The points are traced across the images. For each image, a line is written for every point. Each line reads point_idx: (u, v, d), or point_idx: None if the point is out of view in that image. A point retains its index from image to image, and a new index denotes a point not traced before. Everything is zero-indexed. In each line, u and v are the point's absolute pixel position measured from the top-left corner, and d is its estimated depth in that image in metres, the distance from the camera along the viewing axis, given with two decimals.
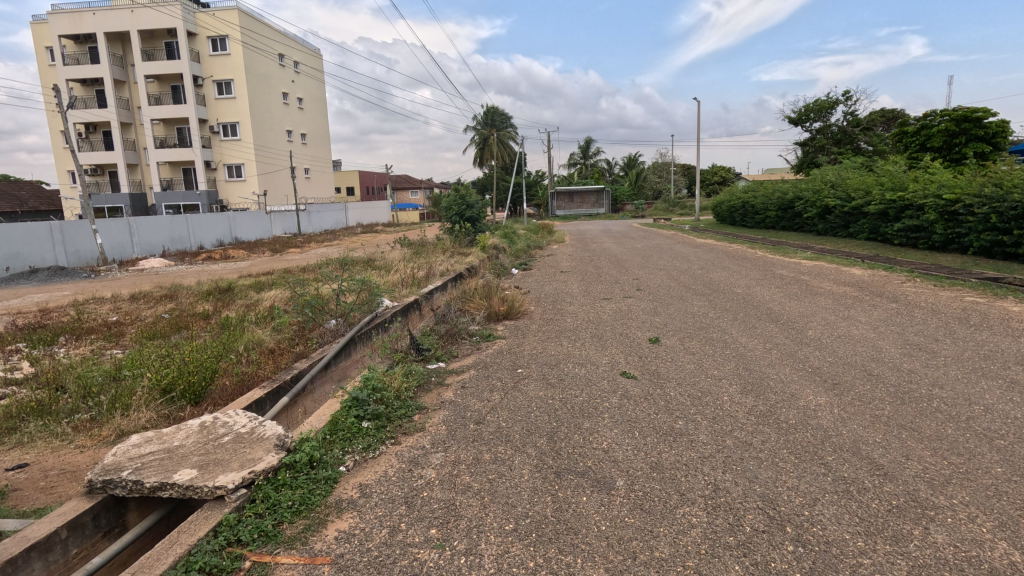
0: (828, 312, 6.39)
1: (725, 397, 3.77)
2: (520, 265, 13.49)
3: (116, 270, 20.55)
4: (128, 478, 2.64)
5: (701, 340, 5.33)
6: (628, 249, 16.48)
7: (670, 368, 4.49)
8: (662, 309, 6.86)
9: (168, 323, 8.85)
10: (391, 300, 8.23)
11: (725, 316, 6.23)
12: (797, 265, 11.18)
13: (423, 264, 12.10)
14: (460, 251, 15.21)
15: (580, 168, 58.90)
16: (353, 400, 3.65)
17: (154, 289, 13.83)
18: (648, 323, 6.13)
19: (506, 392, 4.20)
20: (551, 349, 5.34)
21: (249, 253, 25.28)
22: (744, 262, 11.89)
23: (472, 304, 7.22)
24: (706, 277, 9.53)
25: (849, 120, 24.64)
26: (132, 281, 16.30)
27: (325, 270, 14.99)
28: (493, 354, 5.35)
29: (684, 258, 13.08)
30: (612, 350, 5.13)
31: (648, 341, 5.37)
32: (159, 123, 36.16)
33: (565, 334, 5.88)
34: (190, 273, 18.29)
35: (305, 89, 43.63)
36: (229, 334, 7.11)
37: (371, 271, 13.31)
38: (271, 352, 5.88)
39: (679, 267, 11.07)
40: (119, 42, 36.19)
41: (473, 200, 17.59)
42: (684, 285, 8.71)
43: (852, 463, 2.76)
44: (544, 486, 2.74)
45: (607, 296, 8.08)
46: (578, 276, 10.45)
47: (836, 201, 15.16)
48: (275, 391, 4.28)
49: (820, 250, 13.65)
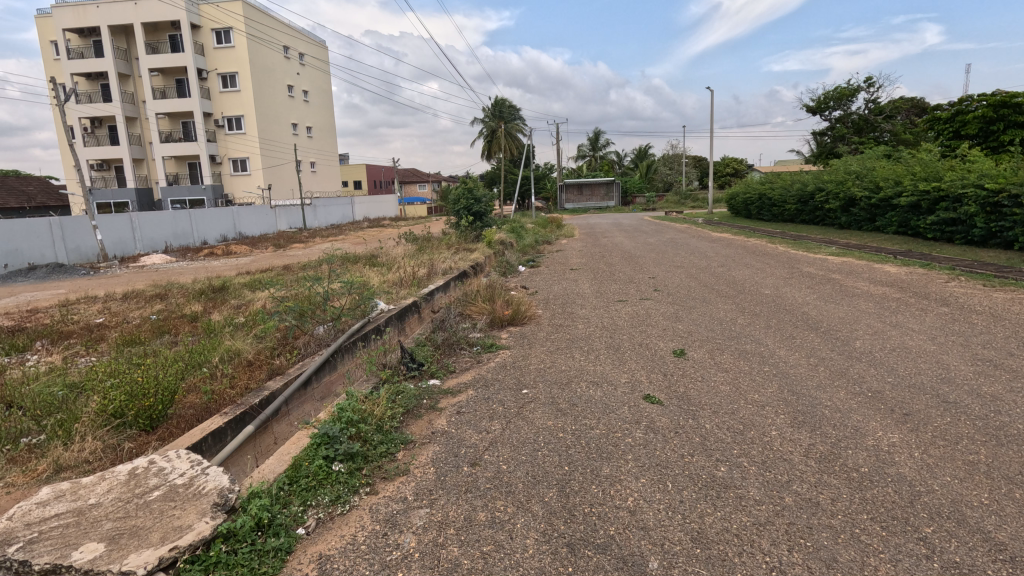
0: (872, 317, 5.70)
1: (772, 432, 3.11)
2: (528, 262, 12.85)
3: (115, 266, 20.11)
4: (13, 558, 2.01)
5: (733, 353, 4.66)
6: (641, 244, 15.77)
7: (700, 391, 3.83)
8: (684, 314, 6.20)
9: (153, 327, 8.30)
10: (388, 302, 7.63)
11: (757, 323, 5.57)
12: (824, 261, 10.43)
13: (426, 261, 11.53)
14: (465, 247, 14.58)
15: (590, 160, 57.98)
16: (323, 437, 3.02)
17: (149, 288, 13.35)
18: (670, 331, 5.48)
19: (508, 420, 3.57)
20: (561, 363, 4.70)
21: (252, 249, 24.81)
22: (767, 258, 11.14)
23: (474, 308, 6.57)
24: (728, 275, 8.85)
25: (871, 108, 23.66)
26: (128, 280, 15.84)
27: (325, 267, 14.44)
28: (495, 368, 4.70)
29: (701, 253, 12.37)
30: (631, 365, 4.47)
31: (672, 354, 4.72)
32: (163, 117, 35.74)
33: (577, 344, 5.23)
34: (190, 270, 17.83)
35: (310, 81, 43.02)
36: (212, 342, 6.50)
37: (372, 269, 12.71)
38: (250, 366, 5.28)
39: (697, 265, 10.39)
40: (122, 35, 35.74)
41: (480, 194, 16.90)
42: (705, 284, 8.04)
43: (962, 541, 2.08)
44: (554, 568, 2.10)
45: (622, 297, 7.42)
46: (588, 275, 9.79)
47: (863, 191, 14.33)
48: (239, 417, 3.67)
49: (845, 245, 12.90)
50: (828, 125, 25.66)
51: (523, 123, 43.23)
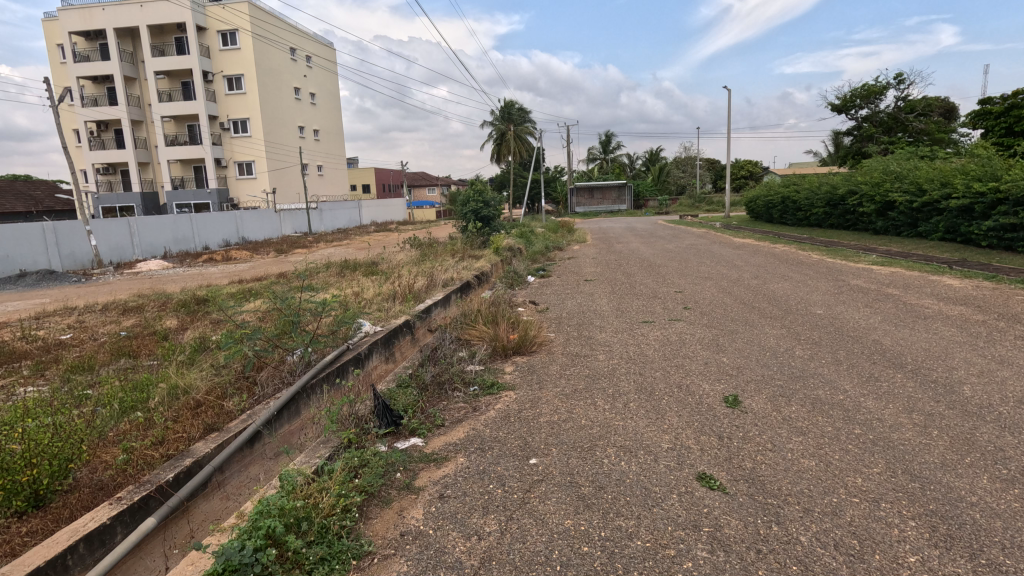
0: (965, 349, 4.57)
1: (912, 560, 2.04)
2: (537, 271, 11.83)
3: (109, 274, 19.38)
4: None
5: (802, 402, 3.60)
6: (660, 251, 14.70)
7: (779, 469, 2.75)
8: (729, 341, 5.15)
9: (116, 347, 7.33)
10: (376, 321, 6.63)
11: (820, 356, 4.50)
12: (870, 272, 9.32)
13: (426, 271, 10.54)
14: (471, 255, 13.57)
15: (601, 163, 56.87)
16: (226, 567, 2.00)
17: (133, 297, 12.48)
18: (716, 367, 4.43)
19: (509, 518, 2.52)
20: (582, 415, 3.65)
21: (254, 255, 24.02)
22: (803, 267, 10.02)
23: (473, 332, 5.54)
24: (766, 289, 7.80)
25: (901, 106, 22.41)
26: (117, 288, 15.00)
27: (321, 277, 13.51)
28: (494, 423, 3.65)
29: (728, 262, 11.28)
30: (673, 423, 3.40)
31: (724, 403, 3.67)
32: (169, 120, 35.16)
33: (600, 385, 4.18)
34: (183, 277, 16.96)
35: (318, 83, 42.35)
36: (166, 372, 5.42)
37: (368, 279, 11.71)
38: (197, 411, 4.25)
39: (727, 276, 9.32)
40: (129, 38, 35.26)
41: (489, 197, 15.93)
42: (742, 301, 6.96)
43: None
44: None
45: (648, 317, 6.38)
46: (606, 288, 8.73)
47: (903, 194, 13.17)
48: (140, 505, 2.68)
49: (886, 252, 11.78)
50: (854, 124, 24.43)
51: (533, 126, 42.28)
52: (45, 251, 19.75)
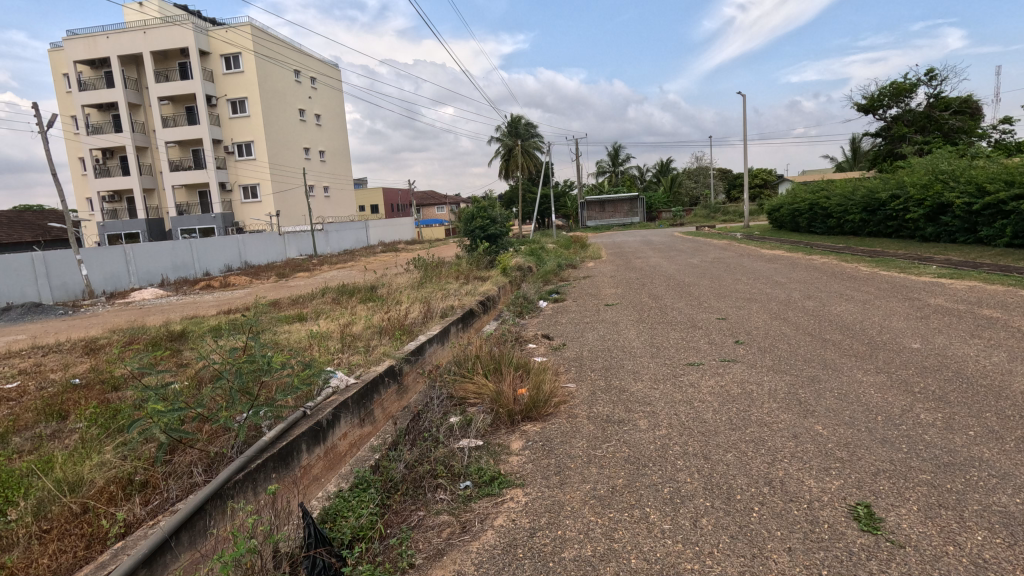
0: None
1: None
2: (551, 294, 10.54)
3: (100, 305, 18.45)
4: None
5: (992, 525, 2.22)
6: (684, 266, 13.41)
7: None
8: (814, 396, 3.79)
9: (48, 403, 6.01)
10: (354, 368, 5.37)
11: (959, 425, 3.14)
12: (943, 287, 7.93)
13: (424, 298, 9.33)
14: (477, 277, 12.30)
15: (611, 176, 55.80)
16: None
17: (108, 333, 11.31)
18: (814, 445, 3.06)
19: None
20: (633, 547, 2.31)
21: (253, 280, 23.01)
22: (860, 283, 8.67)
23: (470, 387, 4.25)
24: (828, 312, 6.48)
25: (933, 103, 21.04)
26: (101, 321, 13.97)
27: (315, 305, 12.32)
28: (491, 559, 2.35)
29: (767, 278, 9.94)
30: (785, 569, 2.07)
31: (858, 521, 2.33)
32: (174, 146, 34.66)
33: (648, 480, 2.86)
34: (176, 307, 15.99)
35: (323, 104, 41.87)
36: (73, 447, 4.08)
37: (363, 307, 10.51)
38: (68, 528, 2.93)
39: (774, 295, 8.01)
40: (133, 65, 34.97)
41: (496, 213, 14.80)
42: (807, 331, 5.60)
43: None
44: None
45: (695, 356, 5.05)
46: (632, 314, 7.44)
47: (958, 197, 11.82)
48: None
49: (947, 263, 10.35)
50: (883, 125, 23.12)
51: (541, 139, 41.32)
52: (34, 283, 18.93)
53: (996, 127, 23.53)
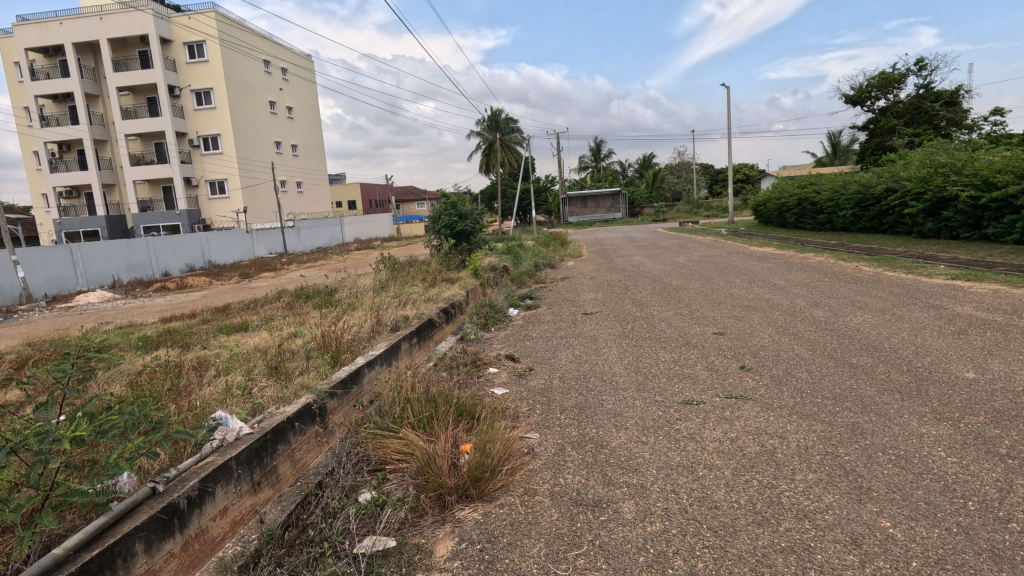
0: None
1: None
2: (525, 299, 9.44)
3: (39, 310, 16.87)
4: None
5: None
6: (669, 266, 12.40)
7: None
8: (864, 463, 2.72)
9: None
10: (258, 409, 4.15)
11: None
12: (963, 292, 7.03)
13: (378, 304, 8.16)
14: (445, 280, 11.16)
15: (592, 171, 54.86)
16: None
17: (23, 346, 9.85)
18: (892, 567, 1.98)
19: None
20: None
21: (214, 281, 21.49)
22: (870, 287, 7.72)
23: (393, 446, 3.10)
24: (847, 327, 5.43)
25: (923, 94, 20.36)
26: (28, 330, 12.49)
27: (265, 311, 11.05)
28: None
29: (763, 280, 8.98)
30: None
31: None
32: (134, 139, 32.79)
33: None
34: (120, 312, 14.57)
35: (294, 96, 40.09)
36: None
37: (314, 314, 9.30)
38: None
39: (775, 301, 7.03)
40: (90, 53, 32.87)
41: (467, 209, 13.62)
42: (827, 353, 4.56)
43: None
44: None
45: (695, 393, 3.93)
46: (616, 327, 6.37)
47: (961, 192, 11.00)
48: None
49: (955, 262, 9.50)
50: (871, 116, 22.38)
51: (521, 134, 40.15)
52: None
53: (985, 119, 22.92)
